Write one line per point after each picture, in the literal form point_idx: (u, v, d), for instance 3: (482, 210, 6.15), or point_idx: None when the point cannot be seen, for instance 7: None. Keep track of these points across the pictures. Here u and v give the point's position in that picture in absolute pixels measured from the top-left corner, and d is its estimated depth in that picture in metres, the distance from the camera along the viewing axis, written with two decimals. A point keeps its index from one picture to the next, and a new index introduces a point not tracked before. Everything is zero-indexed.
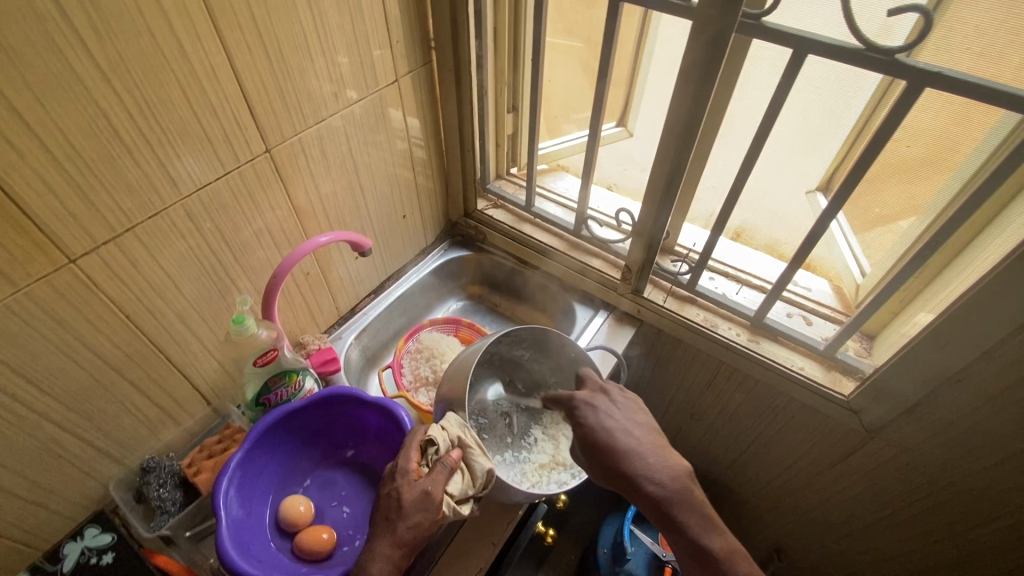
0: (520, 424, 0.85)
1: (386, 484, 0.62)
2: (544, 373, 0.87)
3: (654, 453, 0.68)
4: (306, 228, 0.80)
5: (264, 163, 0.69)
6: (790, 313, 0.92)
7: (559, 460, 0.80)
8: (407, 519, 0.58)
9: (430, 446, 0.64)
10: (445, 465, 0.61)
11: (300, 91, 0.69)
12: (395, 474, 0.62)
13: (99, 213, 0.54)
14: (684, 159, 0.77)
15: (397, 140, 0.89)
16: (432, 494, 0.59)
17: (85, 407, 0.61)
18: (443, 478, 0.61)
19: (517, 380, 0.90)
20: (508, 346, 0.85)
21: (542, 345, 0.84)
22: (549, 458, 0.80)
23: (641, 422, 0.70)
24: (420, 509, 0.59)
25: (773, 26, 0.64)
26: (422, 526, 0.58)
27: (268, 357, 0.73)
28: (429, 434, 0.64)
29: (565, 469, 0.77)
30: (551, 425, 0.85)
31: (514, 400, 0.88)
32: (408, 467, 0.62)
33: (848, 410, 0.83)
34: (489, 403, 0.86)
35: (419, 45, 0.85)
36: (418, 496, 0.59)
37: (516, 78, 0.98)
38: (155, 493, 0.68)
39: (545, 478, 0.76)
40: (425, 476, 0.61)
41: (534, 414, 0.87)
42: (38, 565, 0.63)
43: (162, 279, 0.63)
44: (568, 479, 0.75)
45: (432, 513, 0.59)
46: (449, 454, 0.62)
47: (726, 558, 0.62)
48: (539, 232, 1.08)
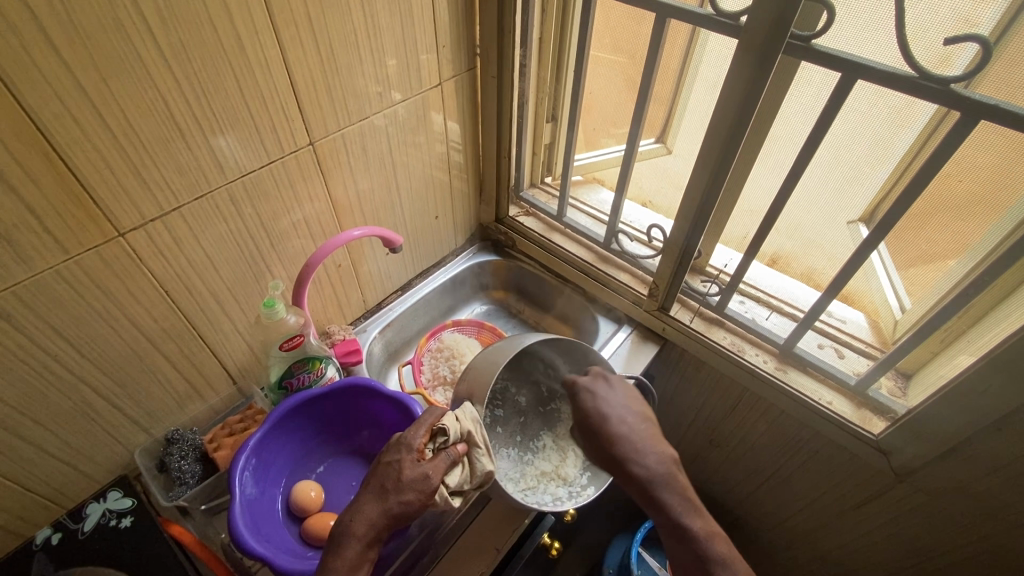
0: (534, 427, 0.85)
1: (389, 454, 0.62)
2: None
3: (645, 439, 0.71)
4: (341, 222, 0.83)
5: (307, 156, 0.71)
6: (822, 345, 0.89)
7: (561, 473, 0.78)
8: (401, 494, 0.58)
9: (440, 432, 0.63)
10: (449, 455, 0.62)
11: (347, 89, 0.71)
12: (400, 448, 0.62)
13: (150, 192, 0.57)
14: (720, 178, 0.76)
15: (436, 142, 0.91)
16: (431, 479, 0.60)
17: (121, 374, 0.64)
18: (444, 467, 0.61)
19: (541, 382, 0.87)
20: (545, 347, 0.83)
21: (579, 357, 0.80)
22: (552, 467, 0.79)
23: (635, 407, 0.72)
24: (415, 488, 0.59)
25: (823, 49, 0.63)
26: (412, 505, 0.59)
27: (293, 342, 0.74)
28: (442, 421, 0.64)
29: (563, 486, 0.75)
30: (563, 436, 0.83)
31: (534, 401, 0.87)
32: (414, 444, 0.62)
33: (876, 450, 0.80)
34: (509, 396, 0.85)
35: (464, 50, 0.86)
36: (417, 476, 0.60)
37: (558, 88, 0.99)
38: (176, 464, 0.70)
39: (541, 487, 0.75)
40: (427, 460, 0.61)
41: (550, 421, 0.86)
42: (61, 522, 0.67)
43: (201, 259, 0.66)
44: (563, 496, 0.73)
45: (425, 496, 0.59)
46: (455, 446, 0.62)
47: (705, 537, 0.65)
48: (568, 242, 1.08)
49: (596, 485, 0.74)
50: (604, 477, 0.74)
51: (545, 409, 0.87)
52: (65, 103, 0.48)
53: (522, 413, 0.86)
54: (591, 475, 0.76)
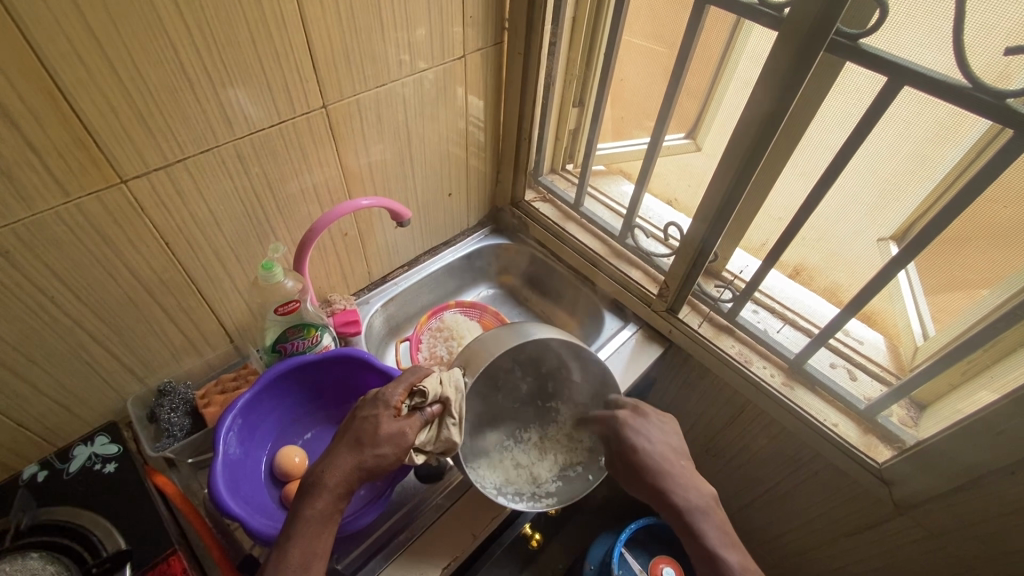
0: (526, 417, 0.84)
1: (365, 409, 0.60)
2: (575, 388, 0.80)
3: (686, 473, 0.68)
4: (350, 190, 0.81)
5: (318, 118, 0.70)
6: (834, 364, 0.85)
7: (533, 473, 0.76)
8: (377, 448, 0.57)
9: (418, 392, 0.61)
10: (426, 417, 0.60)
11: (366, 54, 0.69)
12: (378, 404, 0.60)
13: (155, 141, 0.57)
14: (746, 178, 0.73)
15: (455, 116, 0.89)
16: (407, 436, 0.58)
17: (117, 322, 0.65)
18: (419, 425, 0.60)
19: (547, 378, 0.82)
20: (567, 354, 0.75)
21: (597, 371, 0.74)
22: (528, 463, 0.77)
23: (671, 438, 0.70)
24: (391, 444, 0.58)
25: (871, 49, 0.59)
26: (386, 459, 0.57)
27: (289, 307, 0.73)
28: (423, 381, 0.61)
29: (530, 485, 0.74)
30: (550, 438, 0.81)
31: (536, 392, 0.84)
32: (391, 401, 0.60)
33: (878, 479, 0.77)
34: (509, 380, 0.82)
35: (493, 23, 0.83)
36: (394, 432, 0.58)
37: (588, 71, 0.95)
38: (166, 416, 0.71)
39: (509, 478, 0.74)
40: (404, 417, 0.60)
41: (545, 418, 0.83)
42: (48, 461, 0.67)
43: (205, 215, 0.65)
44: (524, 495, 0.71)
45: (400, 453, 0.58)
46: (432, 410, 0.61)
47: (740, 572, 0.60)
48: (582, 232, 1.05)
49: (560, 499, 0.71)
50: (572, 495, 0.72)
51: (542, 404, 0.84)
52: (70, 39, 0.47)
53: (520, 399, 0.84)
54: (560, 485, 0.74)
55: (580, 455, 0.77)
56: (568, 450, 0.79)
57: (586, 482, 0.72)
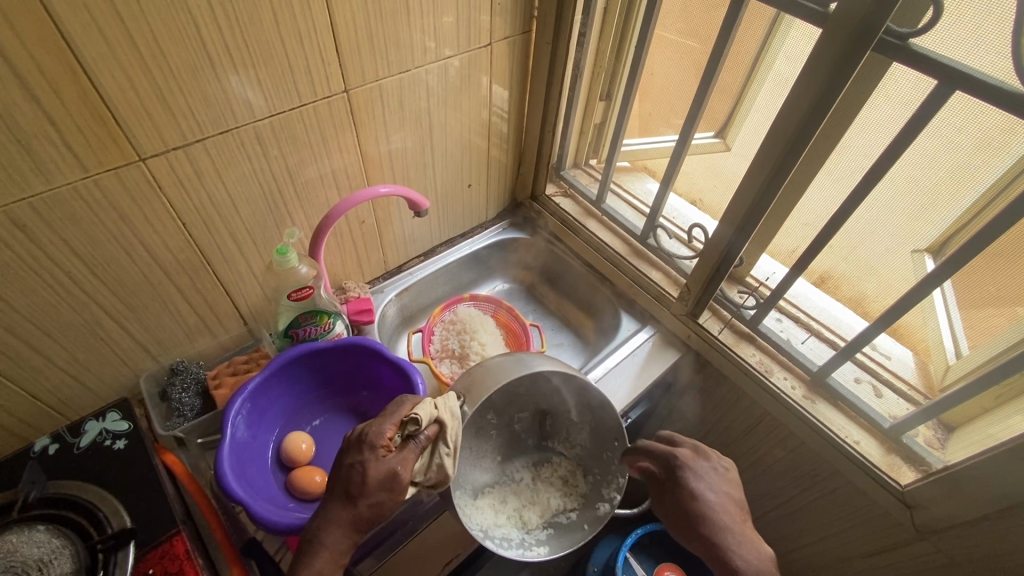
0: (519, 454, 0.81)
1: (351, 454, 0.56)
2: (576, 430, 0.79)
3: (743, 532, 0.64)
4: (370, 177, 0.80)
5: (340, 103, 0.69)
6: (859, 379, 0.82)
7: (523, 518, 0.74)
8: (370, 497, 0.53)
9: (411, 421, 0.57)
10: (420, 443, 0.56)
11: (391, 38, 0.68)
12: (364, 445, 0.55)
13: (175, 120, 0.56)
14: (777, 181, 0.70)
15: (479, 106, 0.87)
16: (400, 476, 0.54)
17: (132, 299, 0.65)
18: (413, 459, 0.56)
19: (548, 416, 0.81)
20: (575, 396, 0.74)
21: (604, 419, 0.73)
22: (519, 506, 0.75)
23: (727, 487, 0.67)
24: (385, 489, 0.54)
25: (921, 50, 0.55)
26: (382, 504, 0.54)
27: (303, 293, 0.72)
28: (414, 411, 0.57)
29: (519, 531, 0.72)
30: (544, 480, 0.79)
31: (533, 429, 0.82)
32: (378, 441, 0.55)
33: (900, 501, 0.74)
34: (508, 415, 0.80)
35: (522, 10, 0.80)
36: (386, 476, 0.54)
37: (618, 63, 0.92)
38: (177, 395, 0.71)
39: (498, 520, 0.72)
40: (396, 453, 0.55)
41: (539, 457, 0.81)
42: (61, 435, 0.67)
43: (222, 196, 0.65)
44: (514, 542, 0.69)
45: (396, 494, 0.54)
46: (428, 433, 0.57)
47: None
48: (602, 230, 1.03)
49: (551, 549, 0.70)
50: (564, 545, 0.70)
51: (538, 442, 0.82)
52: (92, 13, 0.46)
53: (514, 434, 0.81)
54: (551, 534, 0.72)
55: (575, 501, 0.76)
56: (562, 495, 0.77)
57: (579, 532, 0.71)
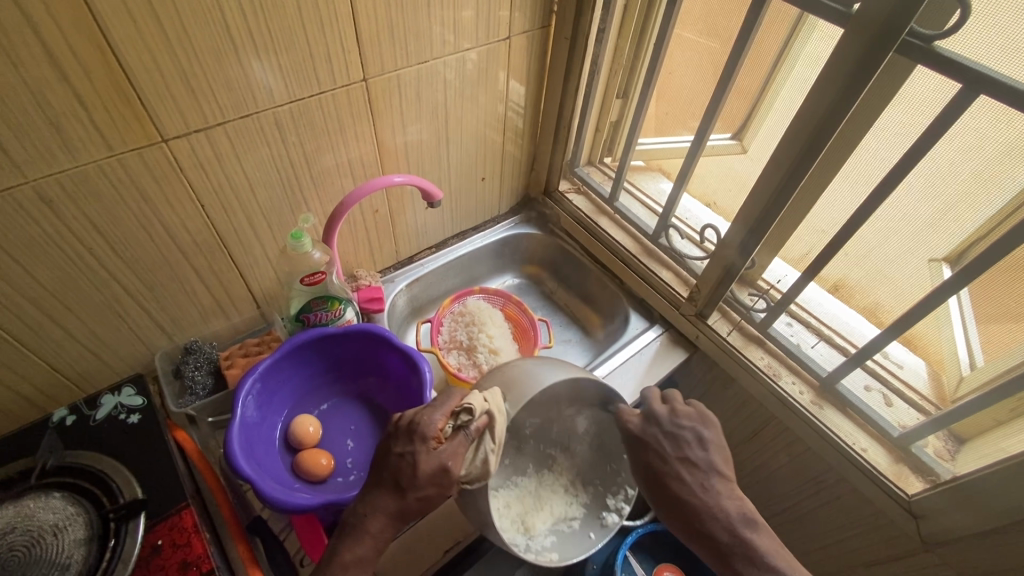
0: (521, 457, 0.77)
1: (401, 444, 0.56)
2: (585, 438, 0.77)
3: (716, 494, 0.65)
4: (385, 167, 0.81)
5: (358, 92, 0.69)
6: (869, 387, 0.81)
7: (526, 523, 0.71)
8: (420, 488, 0.54)
9: (463, 412, 0.56)
10: (471, 434, 0.56)
11: (410, 29, 0.68)
12: (415, 436, 0.55)
13: (198, 104, 0.57)
14: (793, 182, 0.69)
15: (495, 101, 0.87)
16: (451, 469, 0.54)
17: (150, 277, 0.66)
18: (463, 452, 0.55)
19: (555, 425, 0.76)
20: (592, 405, 0.72)
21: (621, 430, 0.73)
22: (521, 511, 0.72)
23: (691, 445, 0.67)
24: (434, 482, 0.54)
25: (945, 52, 0.54)
26: (430, 496, 0.55)
27: (315, 278, 0.73)
28: (467, 402, 0.56)
29: (523, 536, 0.69)
30: (545, 486, 0.76)
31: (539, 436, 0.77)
32: (429, 433, 0.55)
33: (906, 510, 0.73)
34: (518, 423, 0.74)
35: (541, 5, 0.81)
36: (437, 469, 0.54)
37: (635, 61, 0.92)
38: (190, 373, 0.72)
39: (504, 524, 0.68)
40: (446, 445, 0.55)
41: (540, 461, 0.78)
42: (78, 407, 0.69)
43: (241, 179, 0.66)
44: (524, 548, 0.67)
45: (444, 486, 0.55)
46: (478, 424, 0.56)
47: None
48: (614, 227, 1.03)
49: (559, 556, 0.69)
50: (570, 554, 0.70)
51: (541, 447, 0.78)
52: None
53: (519, 439, 0.76)
54: (554, 541, 0.71)
55: (578, 509, 0.75)
56: (564, 501, 0.75)
57: (585, 541, 0.72)
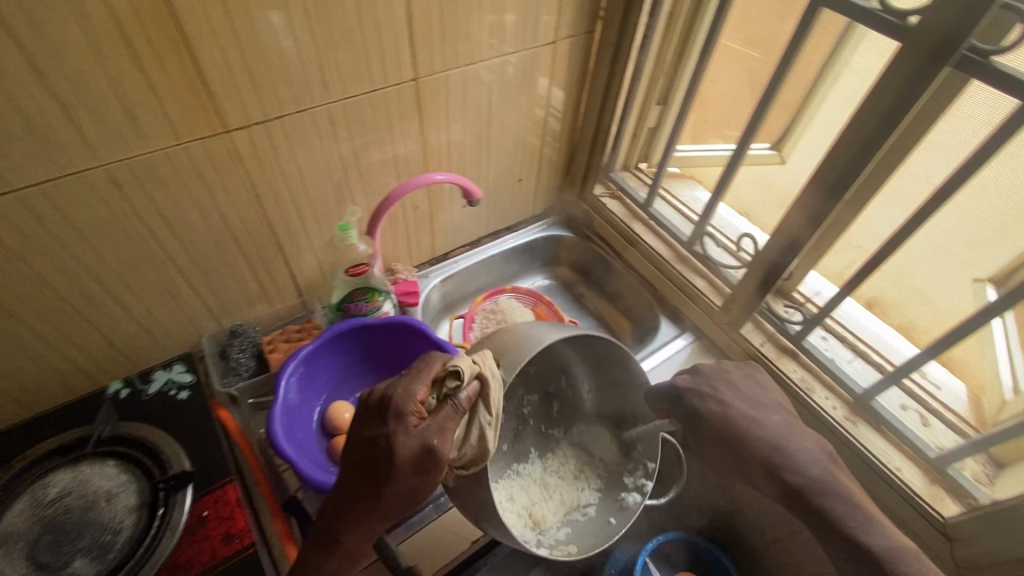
0: (524, 442, 0.77)
1: (374, 427, 0.48)
2: (587, 413, 0.79)
3: (794, 436, 0.68)
4: (428, 164, 0.83)
5: (408, 90, 0.72)
6: (905, 406, 0.79)
7: (536, 516, 0.68)
8: (402, 475, 0.47)
9: (449, 380, 0.49)
10: (460, 405, 0.49)
11: (461, 31, 0.70)
12: (391, 414, 0.48)
13: (260, 98, 0.60)
14: (836, 194, 0.68)
15: (537, 103, 0.89)
16: (438, 450, 0.47)
17: (203, 262, 0.69)
18: (451, 427, 0.49)
19: (556, 399, 0.79)
20: (586, 368, 0.76)
21: (618, 393, 0.75)
22: (529, 505, 0.70)
23: (749, 395, 0.72)
24: (418, 466, 0.47)
25: (1004, 68, 0.53)
26: (415, 487, 0.48)
27: (359, 269, 0.77)
28: (451, 368, 0.49)
29: (534, 531, 0.66)
30: (555, 473, 0.75)
31: (540, 414, 0.79)
32: (407, 409, 0.48)
33: (940, 533, 0.71)
34: (517, 395, 0.77)
35: (588, 11, 0.82)
36: (420, 450, 0.47)
37: (677, 69, 0.92)
38: (234, 355, 0.75)
39: (513, 519, 0.66)
40: (431, 421, 0.48)
41: (545, 446, 0.78)
42: (133, 381, 0.73)
43: (293, 171, 0.69)
44: (534, 541, 0.64)
45: (431, 471, 0.48)
46: (468, 393, 0.50)
47: (886, 543, 0.59)
48: (647, 233, 1.02)
49: (578, 547, 0.66)
50: (590, 540, 0.66)
51: (545, 428, 0.79)
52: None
53: (522, 418, 0.78)
54: (570, 532, 0.68)
55: (591, 496, 0.72)
56: (575, 491, 0.73)
57: (607, 525, 0.68)
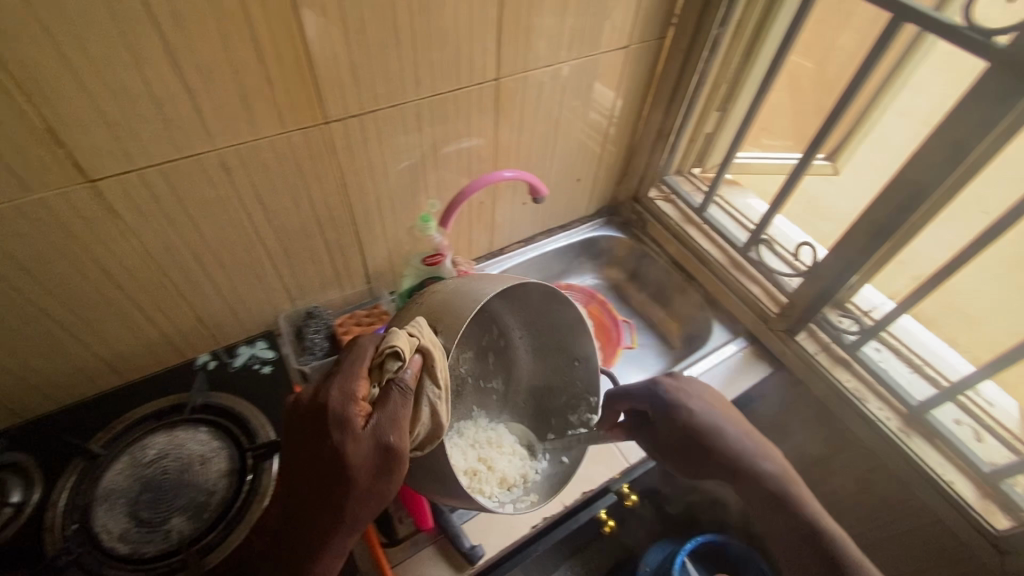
0: (466, 401, 0.75)
1: (320, 439, 0.47)
2: (523, 361, 0.76)
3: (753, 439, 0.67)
4: (498, 161, 0.86)
5: (489, 90, 0.74)
6: (960, 421, 0.79)
7: (494, 477, 0.69)
8: (361, 477, 0.46)
9: (386, 367, 0.49)
10: (406, 385, 0.49)
11: (543, 33, 0.73)
12: (336, 420, 0.47)
13: (359, 91, 0.63)
14: (908, 208, 0.69)
15: (604, 105, 0.91)
16: (393, 441, 0.47)
17: (289, 245, 0.73)
18: (402, 414, 0.48)
19: (489, 352, 0.74)
20: (521, 316, 0.72)
21: (552, 337, 0.71)
22: (482, 466, 0.70)
23: (707, 392, 0.70)
24: (376, 464, 0.47)
25: None
26: (380, 487, 0.47)
27: (435, 259, 0.81)
28: (383, 353, 0.49)
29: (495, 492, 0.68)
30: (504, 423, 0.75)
31: (476, 370, 0.75)
32: (349, 410, 0.47)
33: (992, 545, 0.73)
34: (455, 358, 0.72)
35: (662, 18, 0.84)
36: (375, 448, 0.46)
37: (741, 77, 0.93)
38: (311, 335, 0.79)
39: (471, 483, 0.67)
40: (377, 414, 0.48)
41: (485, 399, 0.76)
42: (218, 353, 0.78)
43: (378, 162, 0.72)
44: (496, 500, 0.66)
45: (391, 465, 0.47)
46: (411, 372, 0.49)
47: (839, 536, 0.60)
48: (701, 237, 1.04)
49: (540, 495, 0.67)
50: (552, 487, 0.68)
51: (483, 383, 0.76)
52: None
53: (460, 379, 0.74)
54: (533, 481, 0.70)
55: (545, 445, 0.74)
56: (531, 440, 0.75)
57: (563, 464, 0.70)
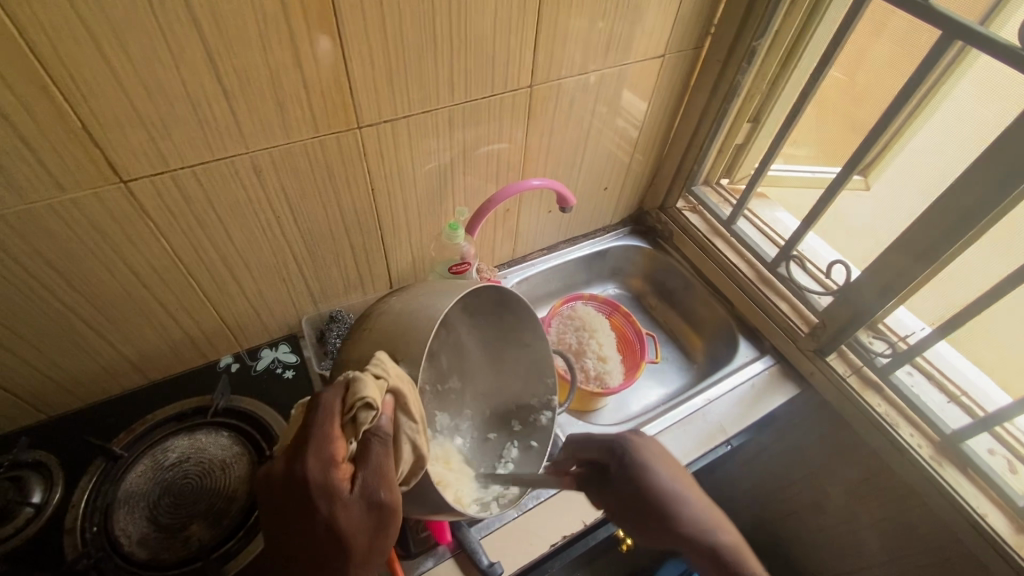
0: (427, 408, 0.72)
1: (302, 511, 0.44)
2: (474, 356, 0.76)
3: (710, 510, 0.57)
4: (526, 167, 0.85)
5: (523, 96, 0.73)
6: (994, 450, 0.77)
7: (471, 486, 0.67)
8: (359, 540, 0.44)
9: (359, 420, 0.47)
10: (384, 433, 0.48)
11: (580, 41, 0.71)
12: (319, 490, 0.44)
13: (393, 96, 0.62)
14: (952, 231, 0.67)
15: (636, 113, 0.90)
16: (388, 496, 0.46)
17: (315, 249, 0.72)
18: (388, 466, 0.47)
19: (441, 354, 0.74)
20: (472, 315, 0.73)
21: (498, 327, 0.74)
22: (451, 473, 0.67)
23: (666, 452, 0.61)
24: (372, 524, 0.45)
25: None
26: (380, 544, 0.46)
27: (461, 268, 0.79)
28: (355, 406, 0.46)
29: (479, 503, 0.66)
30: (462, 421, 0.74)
31: (431, 375, 0.73)
32: (334, 476, 0.44)
33: None
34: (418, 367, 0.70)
35: (698, 28, 0.82)
36: (370, 508, 0.45)
37: (777, 89, 0.91)
38: (334, 338, 0.78)
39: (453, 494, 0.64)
40: (362, 472, 0.46)
41: (445, 402, 0.74)
42: (241, 356, 0.77)
43: (407, 168, 0.71)
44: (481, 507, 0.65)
45: (387, 521, 0.46)
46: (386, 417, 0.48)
47: None
48: (728, 250, 1.02)
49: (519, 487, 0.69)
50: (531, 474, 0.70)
51: (441, 386, 0.74)
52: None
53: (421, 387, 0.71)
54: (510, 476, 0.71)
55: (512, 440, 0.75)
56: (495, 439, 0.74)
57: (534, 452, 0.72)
